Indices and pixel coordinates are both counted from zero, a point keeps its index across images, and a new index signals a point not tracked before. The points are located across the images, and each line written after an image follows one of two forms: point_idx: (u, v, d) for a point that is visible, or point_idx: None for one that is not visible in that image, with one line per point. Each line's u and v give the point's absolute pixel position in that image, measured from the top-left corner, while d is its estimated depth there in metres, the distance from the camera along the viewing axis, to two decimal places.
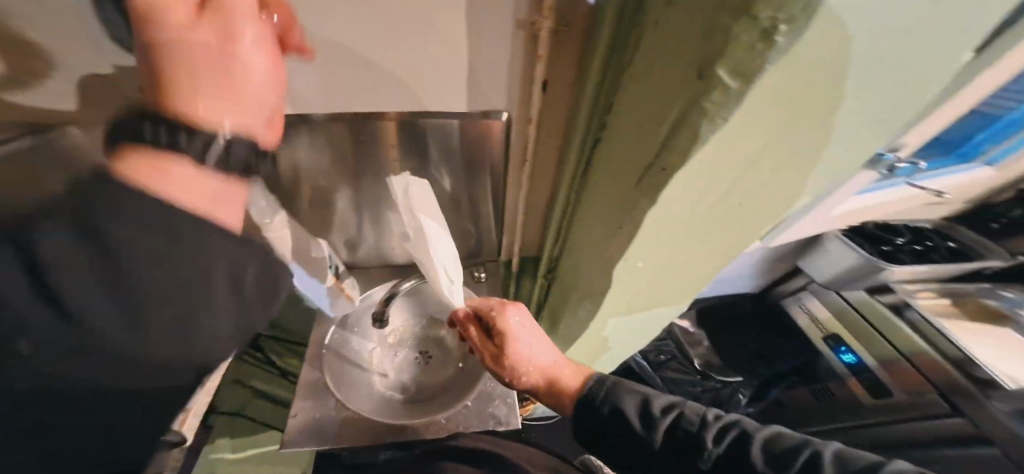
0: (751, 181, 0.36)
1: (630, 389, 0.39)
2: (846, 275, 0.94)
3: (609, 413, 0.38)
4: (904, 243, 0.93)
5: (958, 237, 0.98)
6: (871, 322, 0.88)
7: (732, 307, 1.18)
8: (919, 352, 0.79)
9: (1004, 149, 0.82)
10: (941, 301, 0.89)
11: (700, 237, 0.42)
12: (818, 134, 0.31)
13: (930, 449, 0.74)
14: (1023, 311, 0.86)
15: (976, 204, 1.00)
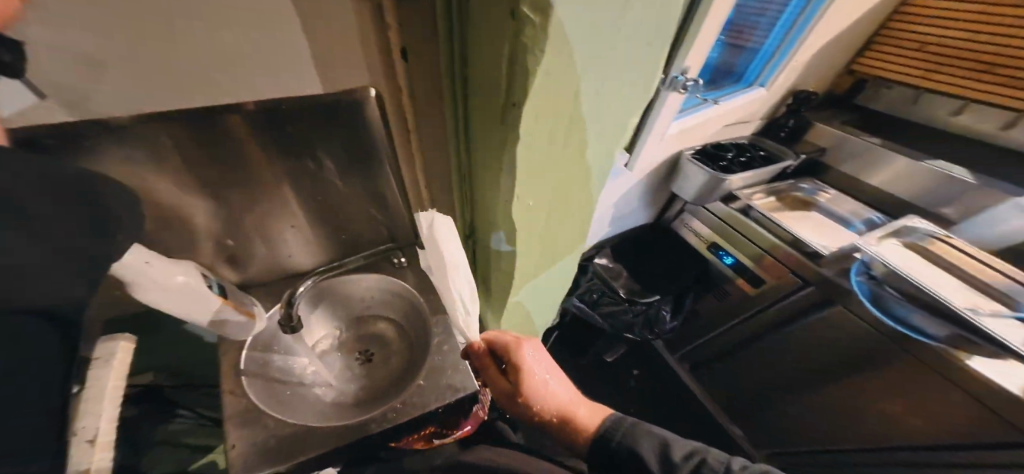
0: (594, 113, 0.41)
1: (642, 431, 0.55)
2: (703, 193, 1.07)
3: (627, 453, 0.53)
4: (733, 156, 1.07)
5: (766, 147, 1.12)
6: (737, 228, 1.05)
7: (631, 240, 1.33)
8: (776, 243, 0.96)
9: (770, 70, 0.95)
10: (768, 200, 1.07)
11: (569, 171, 0.48)
12: (623, 63, 0.37)
13: (798, 321, 0.96)
14: (819, 195, 1.08)
15: (766, 120, 1.17)
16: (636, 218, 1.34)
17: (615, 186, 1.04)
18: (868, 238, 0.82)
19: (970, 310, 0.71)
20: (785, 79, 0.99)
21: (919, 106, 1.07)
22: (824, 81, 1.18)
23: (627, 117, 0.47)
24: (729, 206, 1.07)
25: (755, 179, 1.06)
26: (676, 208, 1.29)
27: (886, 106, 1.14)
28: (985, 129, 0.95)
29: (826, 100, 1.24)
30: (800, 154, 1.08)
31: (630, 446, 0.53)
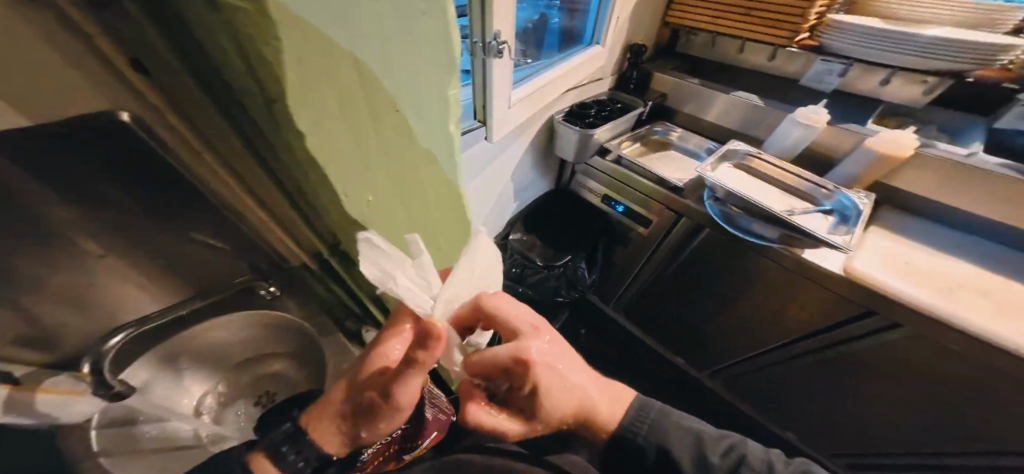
0: (406, 87, 0.35)
1: (672, 426, 0.57)
2: (580, 152, 1.14)
3: (653, 450, 0.55)
4: (597, 112, 1.14)
5: (622, 99, 1.22)
6: (618, 179, 1.15)
7: (538, 210, 1.37)
8: (656, 188, 1.06)
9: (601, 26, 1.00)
10: (635, 147, 1.19)
11: (411, 155, 0.41)
12: (412, 22, 0.31)
13: (686, 248, 1.09)
14: (670, 133, 1.22)
15: (617, 74, 1.27)
16: (536, 188, 1.38)
17: (500, 164, 1.05)
18: (705, 167, 0.95)
19: (786, 213, 0.86)
20: (614, 38, 1.07)
21: (721, 50, 1.20)
22: (647, 35, 1.22)
23: (449, 88, 0.41)
24: (610, 160, 1.16)
25: (614, 131, 1.16)
26: (571, 171, 1.35)
27: (699, 50, 1.26)
28: (758, 60, 1.14)
29: (655, 52, 1.30)
30: (647, 101, 1.21)
31: (656, 441, 0.55)
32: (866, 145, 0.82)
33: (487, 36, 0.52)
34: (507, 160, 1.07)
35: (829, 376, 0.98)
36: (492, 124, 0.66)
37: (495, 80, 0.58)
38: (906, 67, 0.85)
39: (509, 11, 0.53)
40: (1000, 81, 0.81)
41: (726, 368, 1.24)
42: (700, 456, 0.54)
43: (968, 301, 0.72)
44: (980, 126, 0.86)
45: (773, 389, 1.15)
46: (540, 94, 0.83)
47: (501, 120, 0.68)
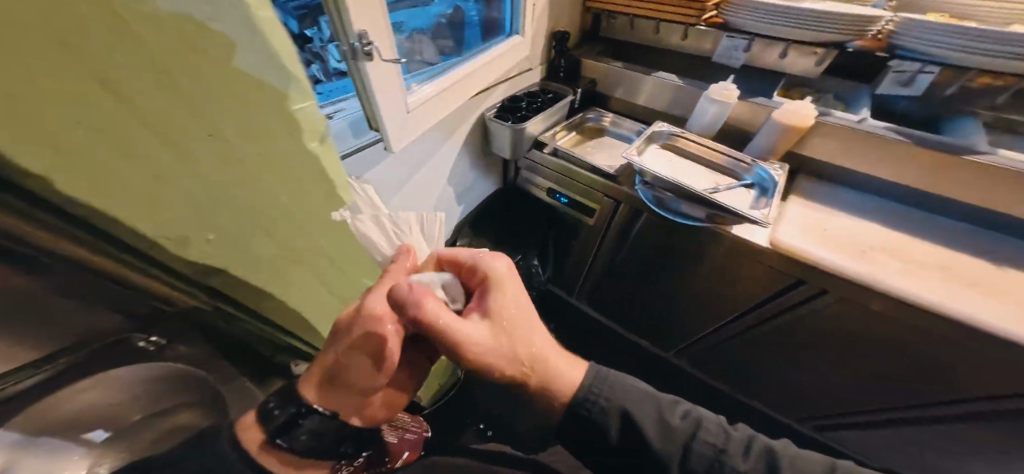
0: (209, 104, 0.29)
1: (632, 388, 0.47)
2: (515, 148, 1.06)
3: (617, 416, 0.44)
4: (528, 103, 1.08)
5: (553, 88, 1.18)
6: (559, 172, 1.11)
7: (488, 211, 1.32)
8: (592, 176, 1.05)
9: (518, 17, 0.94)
10: (570, 136, 1.17)
11: (255, 180, 0.36)
12: (174, 27, 0.25)
13: (630, 234, 1.09)
14: (603, 118, 1.22)
15: (546, 63, 1.22)
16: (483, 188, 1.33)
17: (431, 168, 0.94)
18: (630, 152, 0.94)
19: (708, 192, 0.87)
20: (533, 29, 1.02)
21: (640, 32, 1.18)
22: (570, 22, 1.20)
23: (292, 104, 0.36)
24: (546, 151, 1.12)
25: (545, 124, 1.12)
26: (514, 167, 1.30)
27: (618, 32, 1.24)
28: (671, 40, 1.14)
29: (581, 38, 1.28)
30: (578, 88, 1.18)
31: (619, 404, 0.45)
32: (774, 118, 0.84)
33: (352, 37, 0.45)
34: (440, 161, 0.97)
35: (782, 349, 0.98)
36: (387, 134, 0.59)
37: (375, 85, 0.51)
38: (800, 39, 0.88)
39: (369, 5, 0.45)
40: (874, 51, 0.86)
41: (691, 346, 1.23)
42: (665, 423, 0.45)
43: (879, 262, 0.72)
44: (864, 93, 0.89)
45: (737, 364, 1.16)
46: (452, 95, 0.76)
47: (399, 130, 0.61)
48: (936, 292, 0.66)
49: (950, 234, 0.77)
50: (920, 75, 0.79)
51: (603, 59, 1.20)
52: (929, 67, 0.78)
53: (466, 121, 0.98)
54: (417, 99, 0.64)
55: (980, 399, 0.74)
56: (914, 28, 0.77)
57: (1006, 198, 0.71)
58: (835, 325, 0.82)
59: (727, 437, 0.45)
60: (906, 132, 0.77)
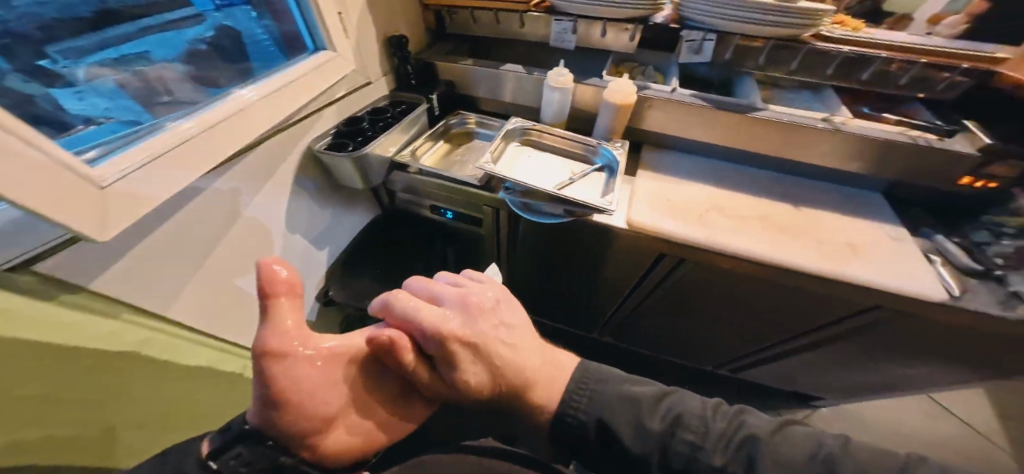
0: None
1: (611, 394, 0.47)
2: (374, 172, 0.91)
3: (594, 428, 0.45)
4: (370, 122, 0.91)
5: (404, 97, 1.04)
6: (431, 189, 0.98)
7: (367, 242, 1.08)
8: (461, 188, 0.93)
9: (317, 27, 0.72)
10: (438, 146, 1.08)
11: None
12: None
13: (517, 235, 1.03)
14: (467, 120, 1.15)
15: (392, 73, 1.07)
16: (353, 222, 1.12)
17: (245, 226, 0.72)
18: (485, 159, 0.87)
19: (558, 187, 0.84)
20: (359, 38, 0.88)
21: (480, 24, 1.11)
22: (410, 27, 1.09)
23: None
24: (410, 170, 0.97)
25: (404, 141, 0.99)
26: (385, 188, 1.10)
27: (459, 27, 1.16)
28: (513, 27, 1.07)
29: (428, 40, 1.19)
30: (431, 95, 1.06)
31: (594, 415, 0.45)
32: (607, 98, 0.85)
33: None
34: (270, 214, 0.78)
35: (684, 316, 0.99)
36: (71, 228, 0.37)
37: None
38: (610, 17, 0.91)
39: None
40: (665, 23, 0.93)
41: (613, 325, 1.22)
42: (634, 423, 0.44)
43: (712, 222, 0.77)
44: (673, 63, 0.97)
45: (653, 333, 1.17)
46: (223, 143, 0.55)
47: (90, 207, 0.38)
48: (756, 240, 0.72)
49: (757, 182, 0.88)
50: (705, 43, 0.85)
51: (450, 58, 1.13)
52: (709, 35, 0.83)
53: (291, 161, 0.80)
54: (186, 127, 0.50)
55: (848, 334, 0.76)
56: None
57: (790, 144, 0.83)
58: (697, 287, 0.85)
59: (706, 425, 0.42)
60: (706, 97, 0.86)
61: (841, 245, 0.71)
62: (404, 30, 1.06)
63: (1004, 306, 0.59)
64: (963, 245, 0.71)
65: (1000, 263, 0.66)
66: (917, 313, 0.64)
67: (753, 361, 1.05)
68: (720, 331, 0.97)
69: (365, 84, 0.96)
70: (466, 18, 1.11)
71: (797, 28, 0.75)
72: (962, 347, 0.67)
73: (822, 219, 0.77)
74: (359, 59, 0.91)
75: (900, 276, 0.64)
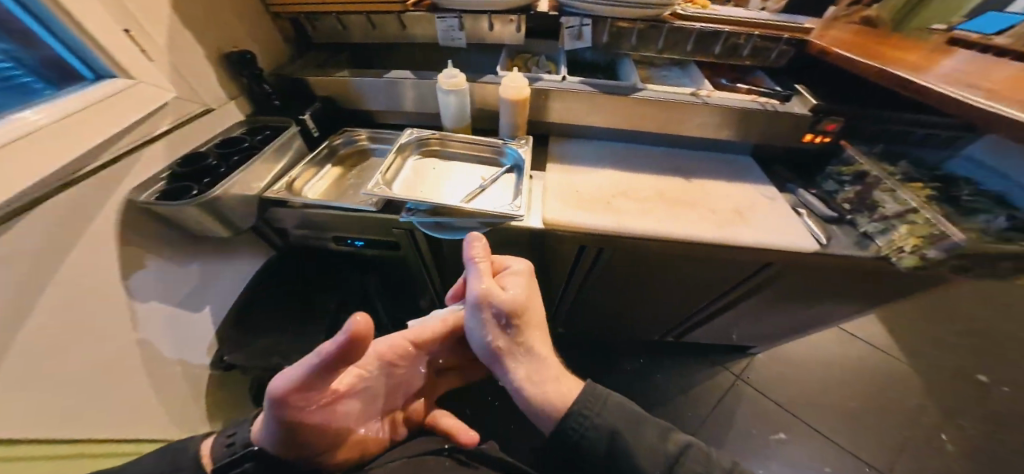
0: None
1: (625, 407, 0.49)
2: (236, 214, 0.74)
3: (602, 437, 0.46)
4: (219, 158, 0.75)
5: (266, 122, 0.89)
6: (327, 222, 0.85)
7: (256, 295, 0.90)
8: (355, 215, 0.80)
9: (91, 51, 0.57)
10: (324, 173, 0.94)
11: None
12: None
13: (439, 252, 0.93)
14: (354, 138, 1.02)
15: (244, 95, 0.91)
16: (231, 275, 0.91)
17: (45, 326, 0.52)
18: (376, 181, 0.75)
19: (465, 200, 0.74)
20: (173, 59, 0.71)
21: (350, 30, 0.97)
22: (259, 42, 0.93)
23: None
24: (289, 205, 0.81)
25: (273, 172, 0.83)
26: (268, 225, 0.91)
27: (326, 35, 1.00)
28: (393, 31, 0.95)
29: (288, 55, 1.04)
30: (302, 115, 0.92)
31: (606, 427, 0.46)
32: (504, 96, 0.79)
33: None
34: (84, 296, 0.58)
35: (628, 300, 0.99)
36: None
37: None
38: (495, 9, 0.84)
39: None
40: (545, 11, 0.90)
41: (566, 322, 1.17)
42: (644, 441, 0.45)
43: (622, 208, 0.78)
44: (561, 51, 0.95)
45: (606, 324, 1.14)
46: None
47: None
48: (661, 221, 0.75)
49: (652, 160, 0.91)
50: (584, 28, 0.85)
51: (322, 70, 0.98)
52: (586, 20, 0.83)
53: (103, 217, 0.60)
54: None
55: (758, 286, 0.81)
56: None
57: (674, 121, 0.87)
58: (621, 273, 0.86)
59: (706, 464, 0.44)
60: (594, 83, 0.86)
61: (729, 211, 0.77)
62: (250, 46, 0.90)
63: (860, 247, 0.69)
64: (819, 196, 0.81)
65: (848, 209, 0.76)
66: (796, 260, 0.70)
67: (687, 329, 1.09)
68: (655, 306, 0.98)
69: (201, 112, 0.79)
70: (332, 25, 0.96)
71: (658, 8, 0.78)
72: (837, 283, 0.75)
73: (709, 187, 0.82)
74: (184, 83, 0.74)
75: (776, 234, 0.71)
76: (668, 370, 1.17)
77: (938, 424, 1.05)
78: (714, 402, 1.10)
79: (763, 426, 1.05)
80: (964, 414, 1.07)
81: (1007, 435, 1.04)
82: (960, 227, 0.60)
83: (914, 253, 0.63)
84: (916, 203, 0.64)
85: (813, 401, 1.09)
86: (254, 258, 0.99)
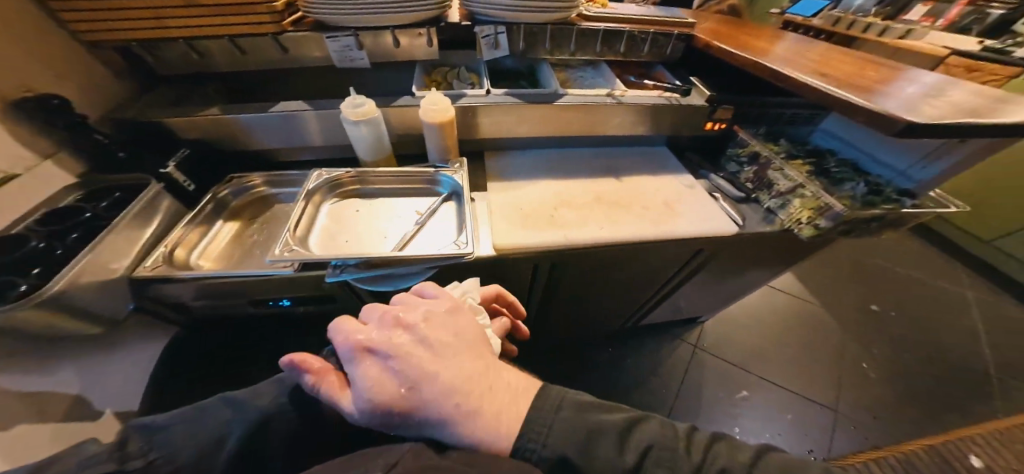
0: None
1: (578, 422, 0.39)
2: (95, 303, 0.57)
3: (550, 467, 0.37)
4: (50, 241, 0.57)
5: (116, 183, 0.70)
6: (233, 294, 0.69)
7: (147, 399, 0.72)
8: (265, 281, 0.67)
9: None
10: (215, 234, 0.77)
11: None
12: None
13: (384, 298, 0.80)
14: (244, 187, 0.85)
15: (70, 152, 0.70)
16: (121, 373, 0.75)
17: None
18: (284, 242, 0.61)
19: (405, 243, 0.66)
20: None
21: (212, 57, 0.79)
22: (82, 83, 0.72)
23: None
24: (170, 284, 0.64)
25: (138, 245, 0.65)
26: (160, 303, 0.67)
27: (184, 65, 0.80)
28: (276, 56, 0.81)
29: (130, 95, 0.83)
30: (165, 166, 0.73)
31: (554, 450, 0.37)
32: (427, 121, 0.72)
33: None
34: None
35: (594, 300, 1.00)
36: None
37: None
38: (398, 23, 0.77)
39: None
40: (457, 22, 0.82)
41: (538, 334, 1.15)
42: (600, 458, 0.38)
43: (566, 221, 0.77)
44: (482, 62, 0.90)
45: (578, 326, 1.14)
46: None
47: None
48: (602, 226, 0.76)
49: (585, 164, 0.93)
50: (499, 36, 0.81)
51: (186, 109, 0.79)
52: (500, 28, 0.80)
53: None
54: None
55: (695, 268, 0.90)
56: None
57: (596, 123, 0.89)
58: (580, 281, 0.87)
59: (675, 459, 0.38)
60: (519, 94, 0.83)
61: (660, 205, 0.81)
62: (65, 89, 0.69)
63: (767, 222, 0.81)
64: (727, 179, 0.91)
65: (751, 187, 0.88)
66: (723, 241, 0.78)
67: (643, 313, 1.15)
68: (616, 300, 1.02)
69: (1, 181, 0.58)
70: (183, 52, 0.77)
71: (563, 11, 0.79)
72: (758, 250, 0.86)
73: (638, 184, 0.87)
74: None
75: (702, 223, 0.78)
76: (637, 355, 1.24)
77: (858, 354, 1.24)
78: (681, 374, 1.20)
79: (729, 389, 1.16)
80: (872, 341, 1.28)
81: (905, 349, 1.26)
82: (837, 199, 0.72)
83: (810, 224, 0.75)
84: (801, 180, 0.76)
85: (761, 354, 1.23)
86: (149, 345, 0.80)
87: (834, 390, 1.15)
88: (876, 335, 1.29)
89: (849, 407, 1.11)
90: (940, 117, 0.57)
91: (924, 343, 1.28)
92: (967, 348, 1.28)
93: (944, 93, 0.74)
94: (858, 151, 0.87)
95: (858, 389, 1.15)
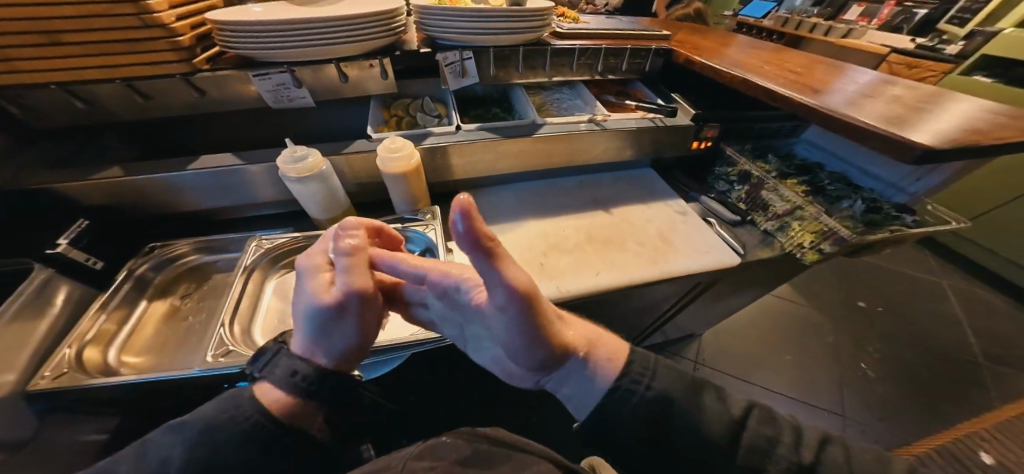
0: None
1: (678, 369, 0.39)
2: None
3: (654, 406, 0.36)
4: None
5: None
6: (162, 400, 0.54)
7: None
8: (200, 387, 0.52)
9: None
10: (135, 318, 0.60)
11: None
12: None
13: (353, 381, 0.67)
14: (170, 257, 0.67)
15: None
16: None
17: None
18: (217, 342, 0.47)
19: None
20: None
21: (104, 104, 0.63)
22: None
23: None
24: (79, 400, 0.48)
25: (29, 348, 0.48)
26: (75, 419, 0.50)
27: (75, 118, 0.64)
28: (195, 101, 0.67)
29: None
30: (57, 240, 0.55)
31: (660, 389, 0.37)
32: (385, 169, 0.61)
33: None
34: None
35: None
36: None
37: None
38: (343, 55, 0.65)
39: None
40: (415, 49, 0.72)
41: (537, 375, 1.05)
42: (706, 406, 0.36)
43: (558, 268, 0.67)
44: (447, 91, 0.80)
45: None
46: None
47: None
48: (598, 272, 0.67)
49: (570, 195, 0.85)
50: (466, 62, 0.72)
51: (77, 172, 0.62)
52: (466, 53, 0.70)
53: None
54: None
55: (692, 292, 0.84)
56: (433, 16, 0.67)
57: (583, 151, 0.81)
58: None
59: (773, 427, 0.36)
60: (494, 127, 0.74)
61: (655, 238, 0.75)
62: None
63: (767, 244, 0.76)
64: (719, 199, 0.85)
65: (744, 208, 0.82)
66: (726, 272, 0.71)
67: (643, 337, 1.10)
68: (616, 330, 0.95)
69: None
70: (62, 99, 0.60)
71: (535, 30, 0.71)
72: (763, 272, 0.82)
73: (629, 214, 0.80)
74: None
75: (702, 256, 0.71)
76: None
77: (847, 347, 1.27)
78: None
79: None
80: (861, 333, 1.31)
81: (894, 343, 1.29)
82: (838, 220, 0.68)
83: (812, 248, 0.69)
84: (798, 200, 0.72)
85: (760, 362, 1.22)
86: None
87: (830, 387, 1.16)
88: (865, 332, 1.33)
89: (857, 412, 1.12)
90: (955, 138, 0.54)
91: (911, 338, 1.32)
92: (942, 333, 1.35)
93: (934, 97, 0.73)
94: (846, 163, 0.85)
95: (852, 386, 1.17)
